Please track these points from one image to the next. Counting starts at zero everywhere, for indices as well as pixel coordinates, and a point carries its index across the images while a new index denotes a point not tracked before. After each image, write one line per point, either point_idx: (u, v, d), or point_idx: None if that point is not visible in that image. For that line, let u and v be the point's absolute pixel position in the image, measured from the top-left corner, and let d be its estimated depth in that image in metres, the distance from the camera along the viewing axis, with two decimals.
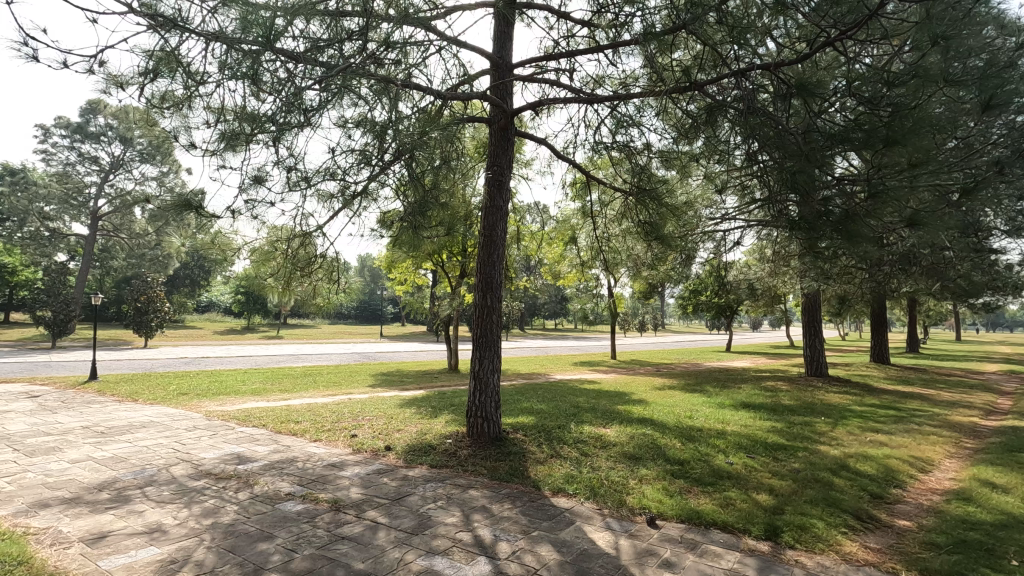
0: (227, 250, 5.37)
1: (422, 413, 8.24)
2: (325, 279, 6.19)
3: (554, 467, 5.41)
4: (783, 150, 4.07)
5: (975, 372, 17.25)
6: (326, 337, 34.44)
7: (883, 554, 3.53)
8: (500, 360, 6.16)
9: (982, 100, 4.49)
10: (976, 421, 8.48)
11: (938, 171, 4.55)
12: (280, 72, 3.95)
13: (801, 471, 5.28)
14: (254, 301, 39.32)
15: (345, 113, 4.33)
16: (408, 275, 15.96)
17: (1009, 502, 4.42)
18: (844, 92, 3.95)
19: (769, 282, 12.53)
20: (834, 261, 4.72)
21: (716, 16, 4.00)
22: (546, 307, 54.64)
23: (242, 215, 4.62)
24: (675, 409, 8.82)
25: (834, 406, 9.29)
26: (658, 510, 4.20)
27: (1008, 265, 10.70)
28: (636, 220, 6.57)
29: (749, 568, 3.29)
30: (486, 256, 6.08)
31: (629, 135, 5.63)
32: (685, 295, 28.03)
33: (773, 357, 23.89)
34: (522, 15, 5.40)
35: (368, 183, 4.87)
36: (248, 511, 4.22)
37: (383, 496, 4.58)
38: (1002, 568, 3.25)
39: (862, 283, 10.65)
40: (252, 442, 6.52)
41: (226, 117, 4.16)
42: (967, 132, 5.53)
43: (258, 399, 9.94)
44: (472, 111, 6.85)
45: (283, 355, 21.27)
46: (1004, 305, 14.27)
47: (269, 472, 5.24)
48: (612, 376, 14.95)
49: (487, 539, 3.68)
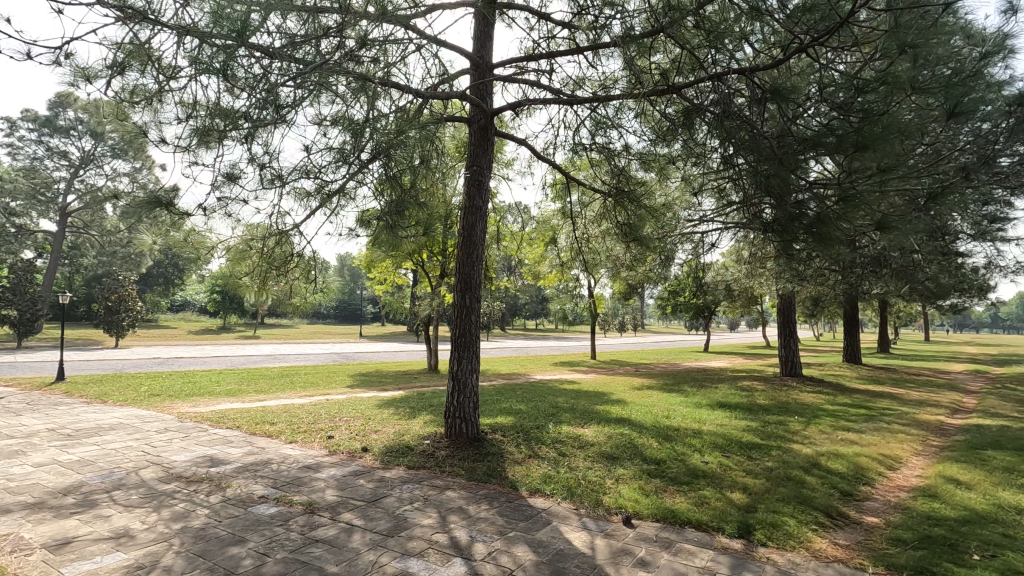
0: (201, 248, 5.26)
1: (400, 414, 8.16)
2: (301, 278, 6.10)
3: (531, 467, 5.43)
4: (756, 153, 4.13)
5: (942, 372, 17.68)
6: (303, 337, 33.97)
7: (852, 551, 3.60)
8: (479, 361, 6.14)
9: (949, 108, 4.61)
10: (942, 420, 8.70)
11: (906, 177, 4.65)
12: (255, 67, 3.88)
13: (775, 470, 5.37)
14: (230, 300, 38.58)
15: (323, 111, 4.27)
16: (388, 275, 15.80)
17: (971, 498, 4.55)
18: (817, 97, 4.03)
19: (745, 283, 12.74)
20: (807, 262, 4.79)
21: (694, 20, 4.10)
22: (527, 308, 54.74)
23: (214, 213, 4.55)
24: (652, 409, 8.91)
25: (807, 405, 9.48)
26: (634, 510, 4.23)
27: (973, 267, 11.05)
28: (615, 222, 6.62)
29: (721, 565, 3.33)
30: (464, 256, 6.05)
31: (609, 137, 5.68)
32: (664, 296, 28.39)
33: (749, 356, 24.35)
34: (503, 15, 5.39)
35: (345, 182, 4.80)
36: (219, 514, 4.14)
37: (359, 498, 4.53)
38: (964, 563, 3.34)
39: (835, 284, 10.87)
40: (225, 444, 6.39)
41: (198, 112, 4.08)
42: (935, 140, 5.70)
43: (233, 399, 9.89)
44: (452, 110, 6.82)
45: (259, 355, 20.92)
46: (969, 307, 14.68)
47: (242, 475, 5.14)
48: (592, 376, 15.02)
49: (463, 540, 3.67)
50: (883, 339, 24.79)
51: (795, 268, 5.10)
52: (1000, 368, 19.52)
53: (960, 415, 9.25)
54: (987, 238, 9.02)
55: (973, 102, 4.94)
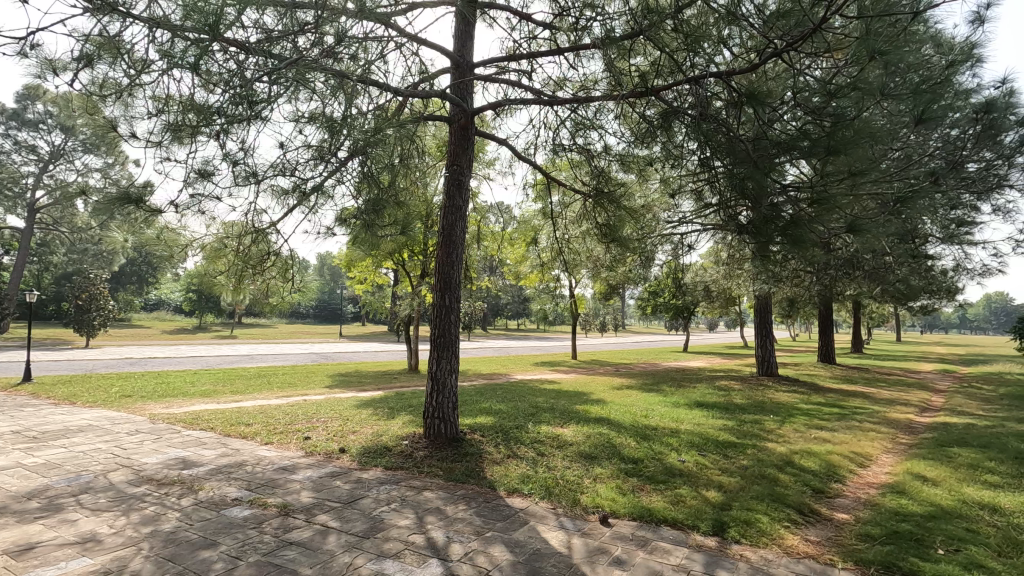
0: (174, 246, 5.11)
1: (379, 415, 8.09)
2: (279, 277, 5.99)
3: (510, 467, 5.42)
4: (733, 156, 4.19)
5: (912, 371, 18.00)
6: (281, 338, 33.46)
7: (822, 547, 3.68)
8: (457, 361, 6.11)
9: (917, 114, 4.74)
10: (911, 418, 8.93)
11: (879, 181, 4.73)
12: (229, 62, 3.82)
13: (749, 468, 5.46)
14: (205, 299, 37.85)
15: (299, 108, 4.21)
16: (368, 275, 15.70)
17: (937, 494, 4.68)
18: (792, 102, 4.08)
19: (723, 284, 12.94)
20: (783, 264, 4.86)
21: (673, 23, 4.12)
22: (509, 308, 54.91)
23: (187, 210, 4.46)
24: (632, 408, 8.96)
25: (782, 405, 9.65)
26: (611, 510, 4.25)
27: (942, 270, 11.37)
28: (595, 223, 6.66)
29: (695, 563, 3.37)
30: (444, 256, 6.01)
31: (588, 138, 5.69)
32: (644, 297, 28.63)
33: (726, 356, 24.75)
34: (485, 15, 5.38)
35: (324, 180, 4.74)
36: (191, 517, 4.06)
37: (335, 500, 4.49)
38: (928, 557, 3.42)
39: (810, 285, 11.08)
40: (198, 446, 6.27)
41: (170, 107, 3.99)
42: (906, 145, 5.88)
43: (208, 399, 9.74)
44: (433, 109, 6.81)
45: (236, 354, 20.69)
46: (938, 308, 15.03)
47: (215, 477, 5.05)
48: (572, 376, 15.06)
49: (440, 541, 3.66)
50: (857, 340, 25.20)
51: (770, 268, 5.17)
52: (968, 368, 19.92)
53: (928, 414, 9.50)
54: (955, 242, 9.30)
55: (938, 110, 5.10)
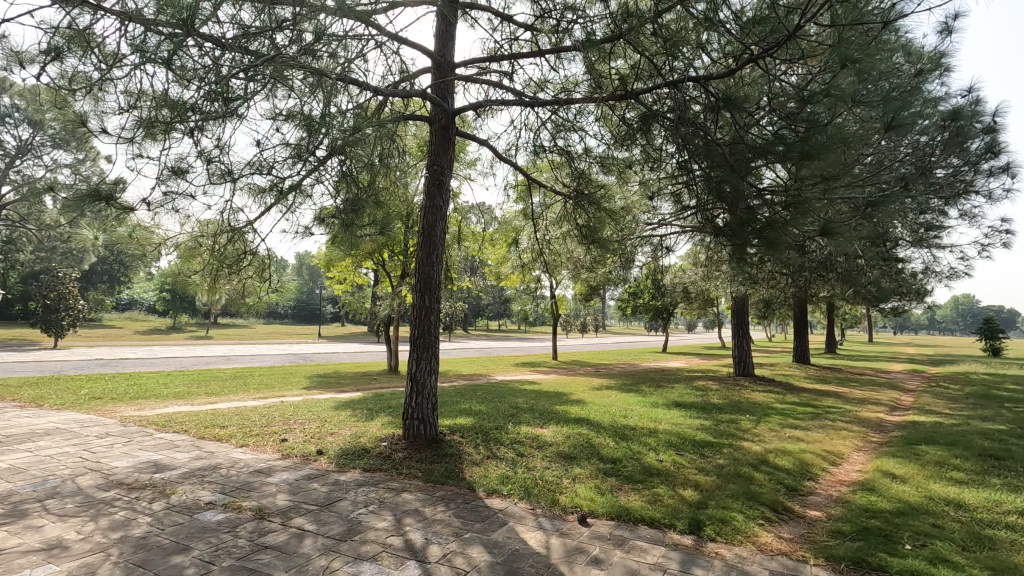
0: (146, 245, 5.00)
1: (357, 416, 8.01)
2: (255, 277, 5.91)
3: (489, 468, 5.42)
4: (710, 160, 4.27)
5: (882, 372, 18.45)
6: (259, 338, 32.97)
7: (794, 543, 3.75)
8: (437, 362, 6.08)
9: (888, 121, 4.86)
10: (881, 417, 9.16)
11: (852, 185, 4.83)
12: (204, 57, 3.75)
13: (725, 467, 5.55)
14: (180, 299, 37.15)
15: (277, 105, 4.15)
16: (348, 275, 15.54)
17: (906, 491, 4.81)
18: (767, 107, 4.15)
19: (701, 286, 13.11)
20: (759, 265, 4.95)
21: (653, 28, 4.19)
22: (490, 309, 54.92)
23: (161, 208, 4.37)
24: (611, 408, 9.05)
25: (758, 404, 9.82)
26: (589, 509, 4.28)
27: (912, 272, 11.71)
28: (575, 224, 6.69)
29: (672, 561, 3.41)
30: (424, 256, 5.97)
31: (569, 139, 5.71)
32: (624, 298, 28.87)
33: (703, 357, 25.13)
34: (466, 15, 5.37)
35: (302, 179, 4.67)
36: (162, 522, 3.97)
37: (312, 502, 4.43)
38: (896, 553, 3.51)
39: (786, 287, 11.28)
40: (171, 449, 6.14)
41: (142, 102, 3.90)
42: (878, 151, 6.04)
43: (181, 402, 9.54)
44: (414, 109, 6.79)
45: (212, 355, 20.40)
46: (909, 309, 15.45)
47: (188, 481, 4.95)
48: (553, 376, 15.11)
49: (418, 543, 3.64)
50: (830, 342, 25.73)
51: (747, 270, 5.26)
52: (936, 368, 20.50)
53: (897, 412, 9.77)
54: (924, 245, 9.58)
55: (908, 117, 5.24)
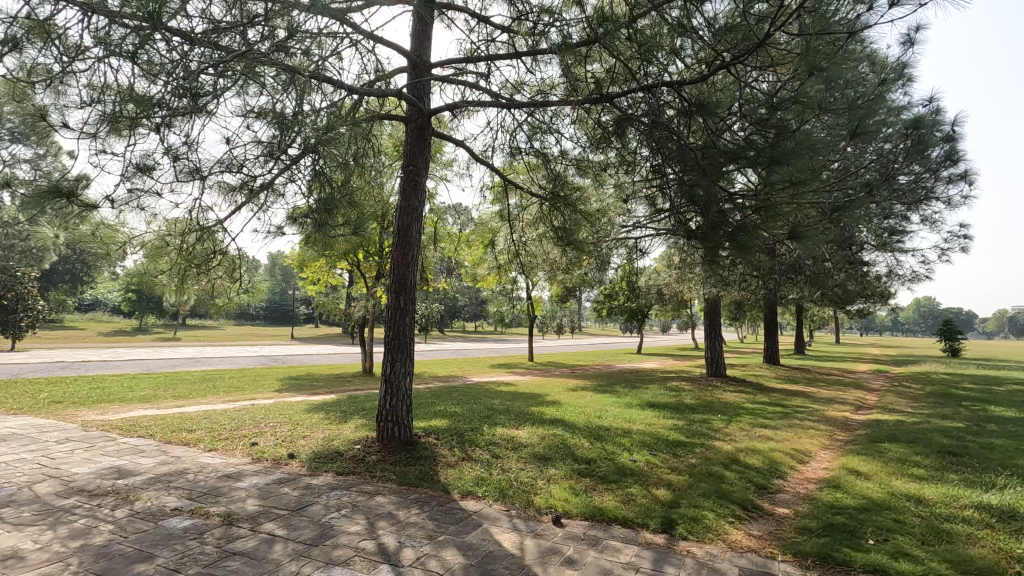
0: (110, 244, 4.84)
1: (330, 419, 7.89)
2: (225, 278, 5.78)
3: (464, 469, 5.40)
4: (683, 163, 4.34)
5: (848, 372, 18.99)
6: (229, 340, 32.20)
7: (764, 540, 3.83)
8: (412, 363, 6.04)
9: (853, 128, 5.01)
10: (848, 416, 9.40)
11: (819, 190, 4.95)
12: (172, 52, 3.66)
13: (697, 466, 5.63)
14: (147, 300, 36.08)
15: (248, 102, 4.07)
16: (322, 275, 15.30)
17: (869, 487, 4.96)
18: (738, 113, 4.23)
19: (675, 288, 13.28)
20: (730, 268, 5.04)
21: (628, 32, 4.23)
22: (466, 309, 54.75)
23: (125, 205, 4.24)
24: (586, 409, 9.10)
25: (729, 404, 10.00)
26: (564, 510, 4.30)
27: (876, 275, 12.09)
28: (551, 226, 6.71)
29: (645, 560, 3.44)
30: (400, 256, 5.92)
31: (545, 142, 5.71)
32: (600, 299, 29.09)
33: (677, 357, 25.47)
34: (442, 15, 5.35)
35: (273, 178, 4.58)
36: (125, 530, 3.85)
37: (282, 507, 4.35)
38: (860, 548, 3.61)
39: (757, 289, 11.51)
40: (136, 454, 5.96)
41: (106, 96, 3.77)
42: (844, 157, 6.22)
43: (147, 405, 9.26)
44: (389, 108, 6.73)
45: (179, 357, 19.85)
46: (874, 311, 15.92)
47: (153, 487, 4.81)
48: (529, 378, 15.12)
49: (391, 546, 3.60)
50: (799, 343, 26.33)
51: (719, 272, 5.35)
52: (898, 368, 21.20)
53: (862, 411, 10.05)
54: (887, 249, 9.91)
55: (872, 125, 5.41)
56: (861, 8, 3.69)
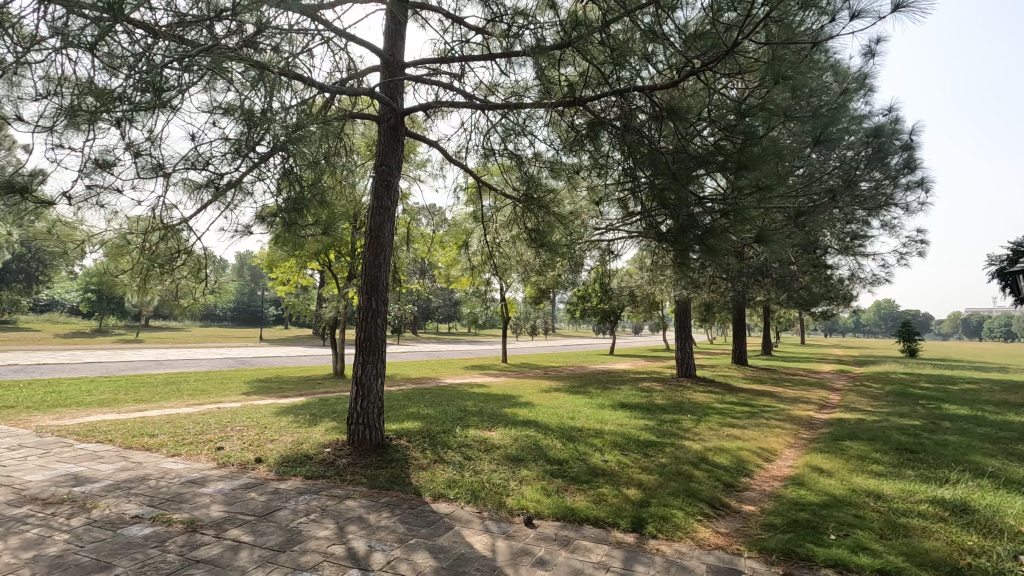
0: (68, 242, 4.67)
1: (300, 422, 7.75)
2: (190, 278, 5.62)
3: (436, 472, 5.37)
4: (654, 168, 4.41)
5: (812, 372, 19.54)
6: (194, 341, 31.33)
7: (730, 537, 3.91)
8: (384, 365, 5.98)
9: (816, 136, 5.15)
10: (812, 415, 9.69)
11: (785, 195, 5.08)
12: (134, 45, 3.55)
13: (667, 465, 5.72)
14: (107, 301, 34.80)
15: (215, 98, 3.97)
16: (292, 275, 15.00)
17: (832, 484, 5.11)
18: (707, 119, 4.31)
19: (647, 290, 13.46)
20: (699, 270, 5.13)
21: (601, 37, 4.28)
22: (440, 310, 54.42)
23: (85, 203, 4.09)
24: (559, 410, 9.16)
25: (699, 404, 10.19)
26: (536, 510, 4.31)
27: (840, 278, 12.48)
28: (525, 228, 6.74)
29: (615, 559, 3.48)
30: (372, 257, 5.85)
31: (518, 144, 5.70)
32: (574, 301, 29.28)
33: (648, 358, 25.84)
34: (416, 15, 5.32)
35: (241, 176, 4.47)
36: (82, 539, 3.71)
37: (248, 513, 4.24)
38: (823, 543, 3.72)
39: (726, 291, 11.75)
40: (94, 460, 5.74)
41: (64, 89, 3.63)
42: (809, 163, 6.41)
43: (106, 409, 8.93)
44: (362, 107, 6.66)
45: (141, 359, 19.22)
46: (838, 313, 16.43)
47: (112, 494, 4.64)
48: (502, 379, 15.13)
49: (361, 551, 3.55)
50: (767, 343, 26.94)
51: (689, 275, 5.43)
52: (859, 369, 21.93)
53: (825, 410, 10.35)
54: (850, 253, 10.25)
55: (834, 133, 5.59)
56: (825, 19, 3.79)
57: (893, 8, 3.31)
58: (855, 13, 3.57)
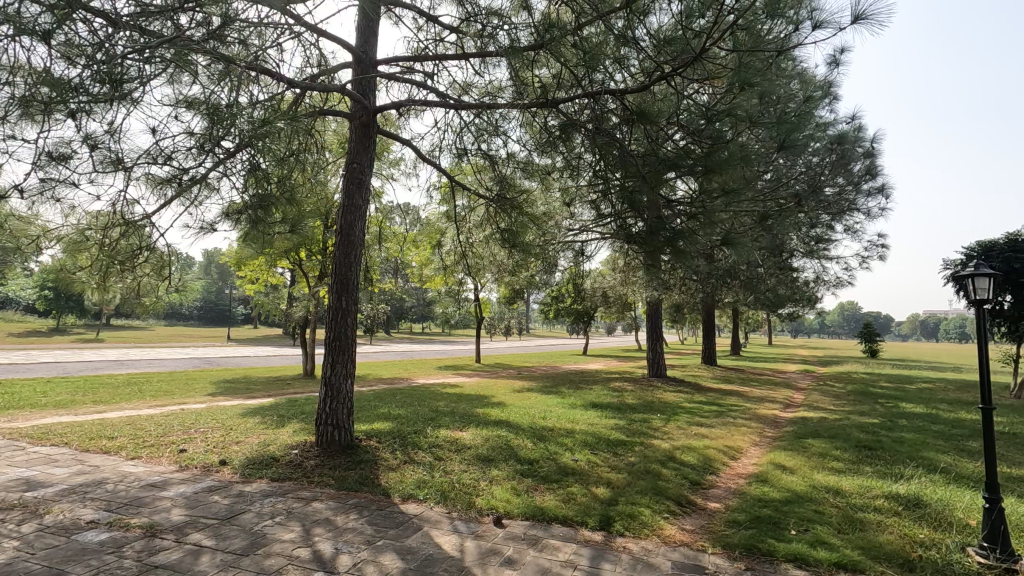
0: (22, 237, 4.54)
1: (266, 424, 7.59)
2: (152, 275, 5.46)
3: (406, 473, 5.32)
4: (624, 170, 4.48)
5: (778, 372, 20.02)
6: (157, 341, 30.39)
7: (695, 534, 3.99)
8: (353, 365, 5.90)
9: (781, 141, 5.26)
10: (776, 413, 9.92)
11: (752, 197, 5.17)
12: (93, 34, 3.43)
13: (636, 464, 5.80)
14: (66, 298, 33.48)
15: (179, 90, 3.86)
16: (260, 274, 14.71)
17: (794, 481, 5.26)
18: (675, 123, 4.40)
19: (619, 291, 13.60)
20: (669, 271, 5.21)
21: (573, 40, 4.30)
22: (412, 310, 53.95)
23: (40, 196, 3.94)
24: (530, 410, 9.18)
25: (668, 404, 10.33)
26: (504, 510, 4.32)
27: (805, 281, 12.82)
28: (498, 228, 6.74)
29: (582, 558, 3.51)
30: (343, 255, 5.77)
31: (491, 145, 5.70)
32: (548, 300, 29.38)
33: (620, 358, 26.21)
34: (389, 12, 5.30)
35: (206, 171, 4.34)
36: (33, 545, 3.57)
37: (211, 516, 4.14)
38: (783, 538, 3.82)
39: (696, 292, 11.92)
40: (48, 464, 5.54)
41: (18, 78, 3.49)
42: (774, 168, 6.55)
43: (60, 411, 8.58)
44: (332, 103, 6.57)
45: (100, 359, 18.53)
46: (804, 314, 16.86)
47: (67, 498, 4.48)
48: (474, 380, 15.09)
49: (327, 553, 3.51)
50: (737, 346, 27.48)
51: (659, 275, 5.51)
52: (822, 368, 22.57)
53: (790, 409, 10.62)
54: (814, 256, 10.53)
55: (800, 139, 5.72)
56: (790, 28, 3.87)
57: (853, 18, 3.42)
58: (817, 23, 3.69)
